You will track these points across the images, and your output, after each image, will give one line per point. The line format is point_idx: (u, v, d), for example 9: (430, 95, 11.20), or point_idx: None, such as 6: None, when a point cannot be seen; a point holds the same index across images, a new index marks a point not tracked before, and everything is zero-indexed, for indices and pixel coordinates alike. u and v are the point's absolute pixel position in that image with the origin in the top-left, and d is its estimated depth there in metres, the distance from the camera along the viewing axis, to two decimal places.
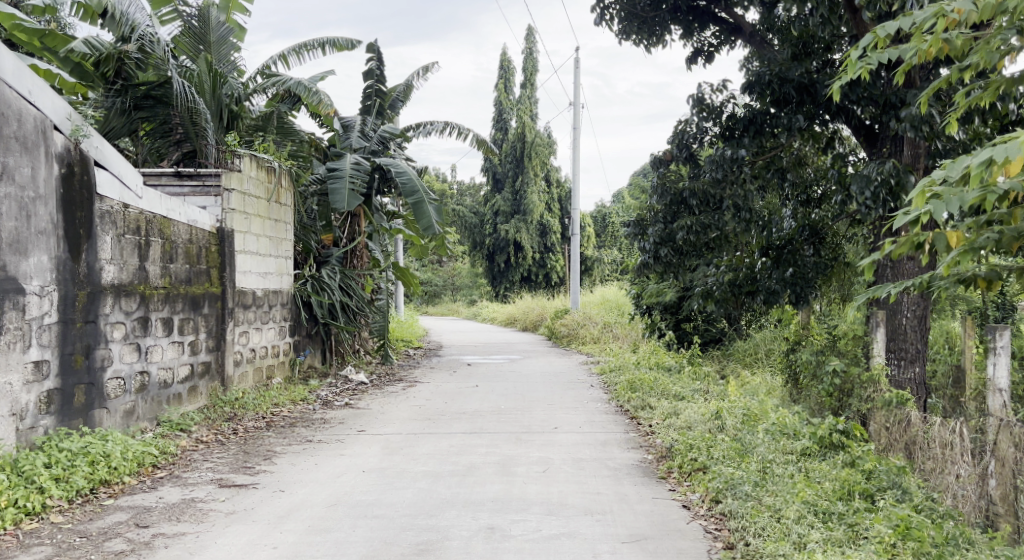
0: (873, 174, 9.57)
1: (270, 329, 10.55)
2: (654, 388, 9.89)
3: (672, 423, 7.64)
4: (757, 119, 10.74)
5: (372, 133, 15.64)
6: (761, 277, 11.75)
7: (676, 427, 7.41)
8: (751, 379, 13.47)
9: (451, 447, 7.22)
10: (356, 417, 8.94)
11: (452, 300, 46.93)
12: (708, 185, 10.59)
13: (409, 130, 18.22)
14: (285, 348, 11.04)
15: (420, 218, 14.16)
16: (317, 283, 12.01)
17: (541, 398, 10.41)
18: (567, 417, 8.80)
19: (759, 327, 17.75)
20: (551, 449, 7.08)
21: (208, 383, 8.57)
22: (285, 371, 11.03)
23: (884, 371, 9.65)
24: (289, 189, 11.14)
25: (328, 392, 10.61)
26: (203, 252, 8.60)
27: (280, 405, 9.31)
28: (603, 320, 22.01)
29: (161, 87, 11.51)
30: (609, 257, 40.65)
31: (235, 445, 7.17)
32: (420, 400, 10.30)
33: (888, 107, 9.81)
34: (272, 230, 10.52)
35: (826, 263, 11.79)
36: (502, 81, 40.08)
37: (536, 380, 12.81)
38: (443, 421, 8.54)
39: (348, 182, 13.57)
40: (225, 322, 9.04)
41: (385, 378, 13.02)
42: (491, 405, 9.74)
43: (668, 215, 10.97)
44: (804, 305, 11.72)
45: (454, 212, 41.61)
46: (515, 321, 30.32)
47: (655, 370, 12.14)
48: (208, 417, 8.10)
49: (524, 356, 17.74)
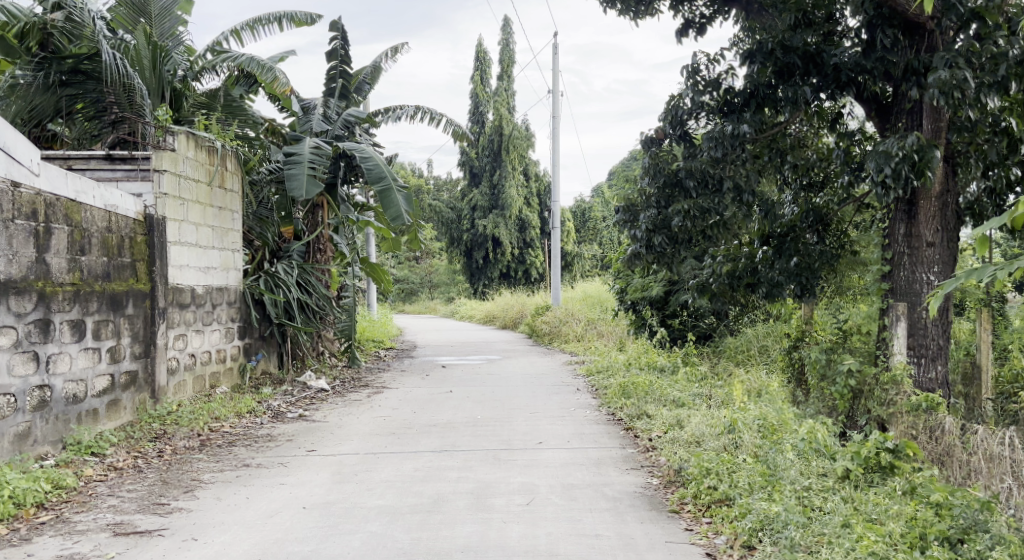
0: (893, 149, 8.31)
1: (214, 331, 9.33)
2: (651, 394, 8.77)
3: (677, 437, 6.50)
4: (759, 92, 9.58)
5: (335, 117, 14.46)
6: (760, 267, 10.68)
7: (683, 442, 6.28)
8: (751, 380, 12.36)
9: (416, 472, 6.06)
10: (309, 433, 7.74)
11: (430, 298, 45.68)
12: (706, 165, 9.48)
13: (377, 115, 17.02)
14: (232, 353, 9.85)
15: (388, 208, 12.92)
16: (271, 280, 10.76)
17: (522, 405, 9.25)
18: (552, 428, 7.64)
19: (754, 323, 16.68)
20: (535, 472, 5.93)
21: (133, 396, 7.37)
22: (233, 378, 9.83)
23: (907, 371, 8.48)
24: (235, 173, 9.97)
25: (281, 403, 9.40)
26: (126, 243, 7.38)
27: (222, 420, 8.10)
28: (587, 317, 20.88)
29: (90, 61, 10.17)
30: (590, 252, 39.56)
31: (153, 472, 5.97)
32: (385, 410, 9.12)
33: (909, 73, 8.63)
34: (215, 218, 9.34)
35: (832, 252, 10.71)
36: (479, 73, 38.89)
37: (517, 383, 11.64)
38: (408, 436, 7.37)
39: (306, 167, 12.34)
40: (155, 324, 7.81)
41: (349, 383, 11.81)
42: (466, 415, 8.57)
43: (661, 199, 9.84)
44: (809, 298, 10.62)
45: (431, 207, 40.36)
46: (493, 319, 29.15)
47: (648, 372, 11.01)
48: (128, 437, 6.89)
49: (504, 356, 16.58)
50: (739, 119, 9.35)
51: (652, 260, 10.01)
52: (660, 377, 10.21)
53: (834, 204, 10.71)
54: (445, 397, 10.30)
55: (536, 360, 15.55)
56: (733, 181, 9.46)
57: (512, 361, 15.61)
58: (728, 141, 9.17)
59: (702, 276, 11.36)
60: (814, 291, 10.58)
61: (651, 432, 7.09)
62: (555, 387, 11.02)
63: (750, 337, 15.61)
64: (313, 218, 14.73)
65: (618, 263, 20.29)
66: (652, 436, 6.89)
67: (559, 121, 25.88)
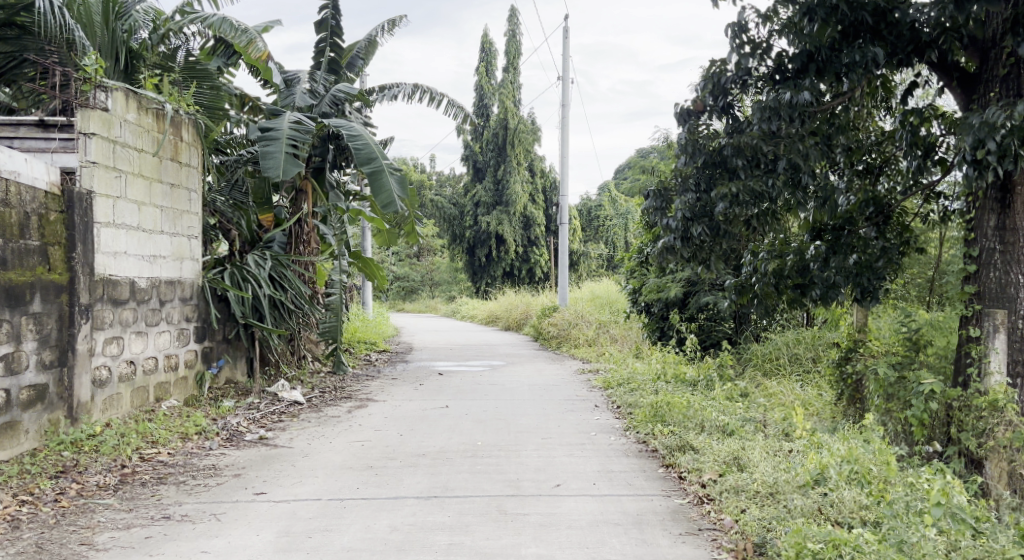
0: (996, 118, 6.71)
1: (162, 333, 7.73)
2: (690, 417, 7.24)
3: (742, 486, 5.08)
4: (819, 54, 7.93)
5: (323, 93, 12.92)
6: (814, 264, 9.09)
7: (758, 498, 4.89)
8: (793, 399, 10.77)
9: (393, 534, 4.57)
10: (265, 465, 6.18)
11: (430, 297, 44.06)
12: (758, 139, 7.91)
13: (371, 95, 15.43)
14: (185, 359, 8.24)
15: (378, 192, 11.32)
16: (238, 274, 9.21)
17: (531, 427, 7.72)
18: (569, 463, 6.15)
19: (783, 330, 15.12)
20: (553, 536, 4.50)
21: (38, 417, 5.84)
22: (184, 391, 8.21)
23: (1012, 395, 6.99)
24: (191, 146, 8.32)
25: (240, 420, 7.82)
26: (30, 222, 5.88)
27: (161, 445, 6.55)
28: (598, 319, 19.30)
29: (25, 13, 8.46)
30: (596, 251, 37.98)
31: (33, 530, 4.48)
32: (366, 431, 7.56)
33: (1015, 27, 7.18)
34: (164, 197, 7.72)
35: (896, 247, 9.12)
36: (484, 64, 37.28)
37: (524, 396, 10.10)
38: (389, 473, 5.81)
39: (285, 145, 10.74)
40: (74, 325, 6.23)
41: (330, 393, 10.25)
42: (462, 440, 7.05)
43: (701, 181, 8.29)
44: (871, 303, 9.03)
45: (432, 202, 38.75)
46: (497, 320, 27.59)
47: (677, 389, 9.44)
48: (23, 472, 5.36)
49: (508, 361, 15.02)
50: (797, 85, 7.75)
51: (687, 256, 8.44)
52: (696, 396, 8.65)
53: (898, 192, 9.15)
54: (439, 414, 8.71)
55: (544, 367, 14.04)
56: (788, 160, 7.87)
57: (518, 368, 14.08)
58: (784, 109, 7.62)
59: (742, 273, 9.76)
60: (877, 294, 9.00)
61: (700, 473, 5.59)
62: (568, 403, 9.47)
63: (781, 346, 14.06)
64: (297, 204, 13.12)
65: (632, 262, 18.77)
66: (702, 480, 5.39)
67: (568, 111, 24.31)
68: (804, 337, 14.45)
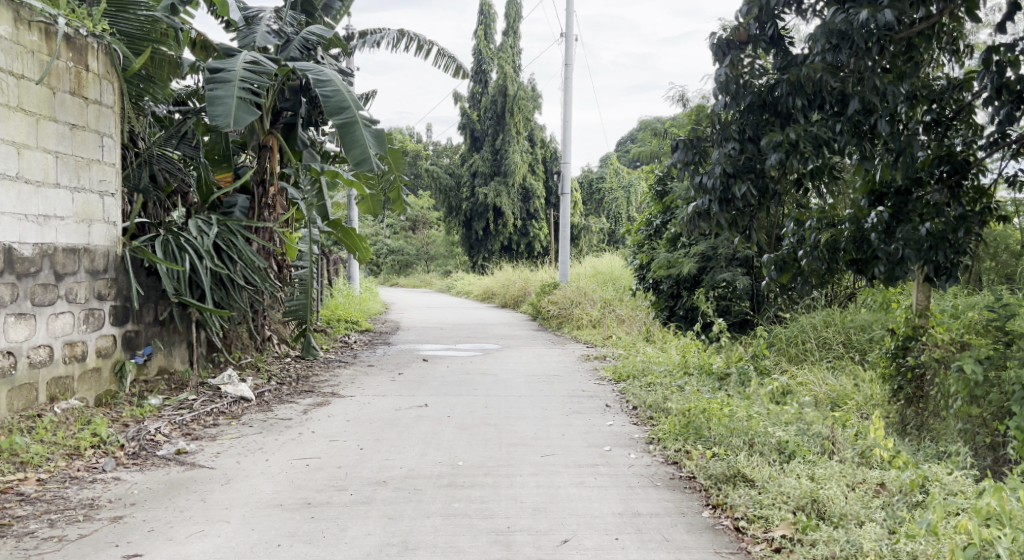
0: None
1: (64, 316, 6.15)
2: (737, 427, 5.70)
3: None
4: None
5: (292, 37, 11.27)
6: (874, 233, 7.43)
7: None
8: (839, 397, 9.15)
9: None
10: (166, 497, 4.61)
11: (425, 271, 42.25)
12: (821, 72, 6.16)
13: (351, 42, 13.69)
14: (99, 346, 6.57)
15: (350, 148, 9.65)
16: (172, 243, 7.66)
17: (529, 437, 6.18)
18: (578, 500, 4.66)
19: (811, 313, 13.55)
20: None
21: None
22: (99, 387, 6.54)
23: None
24: (110, 79, 6.68)
25: (160, 425, 6.12)
26: None
27: (32, 468, 4.95)
28: (602, 298, 17.67)
29: None
30: (598, 226, 36.36)
31: None
32: (319, 442, 5.99)
33: None
34: (62, 141, 6.16)
35: (974, 215, 7.47)
36: (483, 28, 35.28)
37: (521, 389, 8.55)
38: (331, 517, 4.30)
39: (237, 88, 9.07)
40: None
41: (292, 385, 8.60)
42: (440, 457, 5.50)
43: (746, 128, 6.63)
44: (948, 280, 7.28)
45: (427, 172, 36.87)
46: (493, 297, 25.96)
47: (708, 388, 7.80)
48: None
49: (504, 344, 13.44)
50: (874, 3, 5.94)
51: (725, 222, 6.76)
52: (734, 398, 7.03)
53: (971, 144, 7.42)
54: (417, 415, 7.12)
55: (544, 351, 12.48)
56: (860, 100, 6.17)
57: (515, 352, 12.49)
58: (855, 34, 5.87)
59: (783, 247, 8.11)
60: (954, 270, 7.25)
61: (767, 527, 4.32)
62: (573, 400, 7.92)
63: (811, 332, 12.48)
64: (262, 164, 11.41)
65: (641, 235, 17.16)
66: (773, 543, 4.16)
67: (569, 72, 22.55)
68: (836, 321, 12.87)
